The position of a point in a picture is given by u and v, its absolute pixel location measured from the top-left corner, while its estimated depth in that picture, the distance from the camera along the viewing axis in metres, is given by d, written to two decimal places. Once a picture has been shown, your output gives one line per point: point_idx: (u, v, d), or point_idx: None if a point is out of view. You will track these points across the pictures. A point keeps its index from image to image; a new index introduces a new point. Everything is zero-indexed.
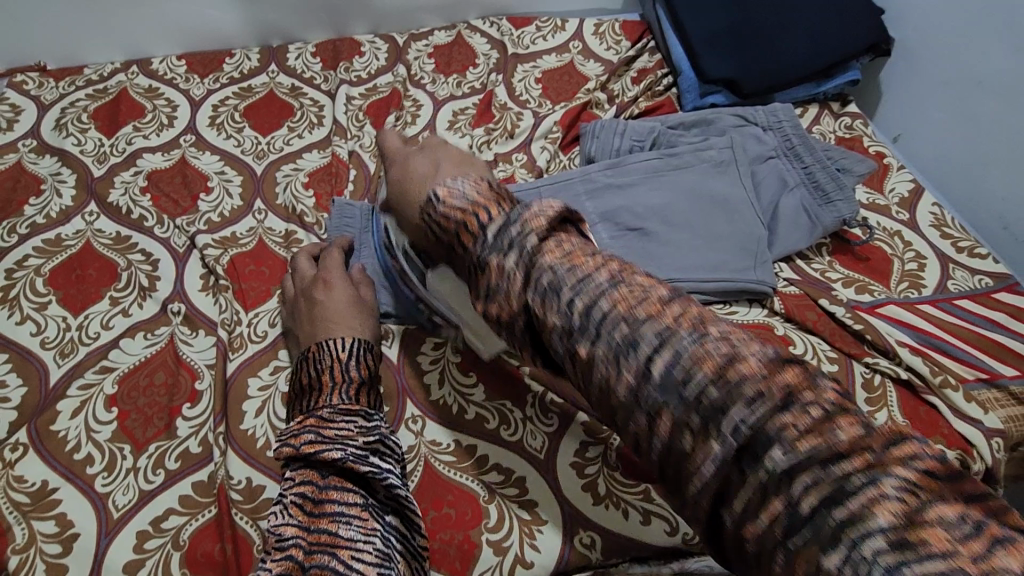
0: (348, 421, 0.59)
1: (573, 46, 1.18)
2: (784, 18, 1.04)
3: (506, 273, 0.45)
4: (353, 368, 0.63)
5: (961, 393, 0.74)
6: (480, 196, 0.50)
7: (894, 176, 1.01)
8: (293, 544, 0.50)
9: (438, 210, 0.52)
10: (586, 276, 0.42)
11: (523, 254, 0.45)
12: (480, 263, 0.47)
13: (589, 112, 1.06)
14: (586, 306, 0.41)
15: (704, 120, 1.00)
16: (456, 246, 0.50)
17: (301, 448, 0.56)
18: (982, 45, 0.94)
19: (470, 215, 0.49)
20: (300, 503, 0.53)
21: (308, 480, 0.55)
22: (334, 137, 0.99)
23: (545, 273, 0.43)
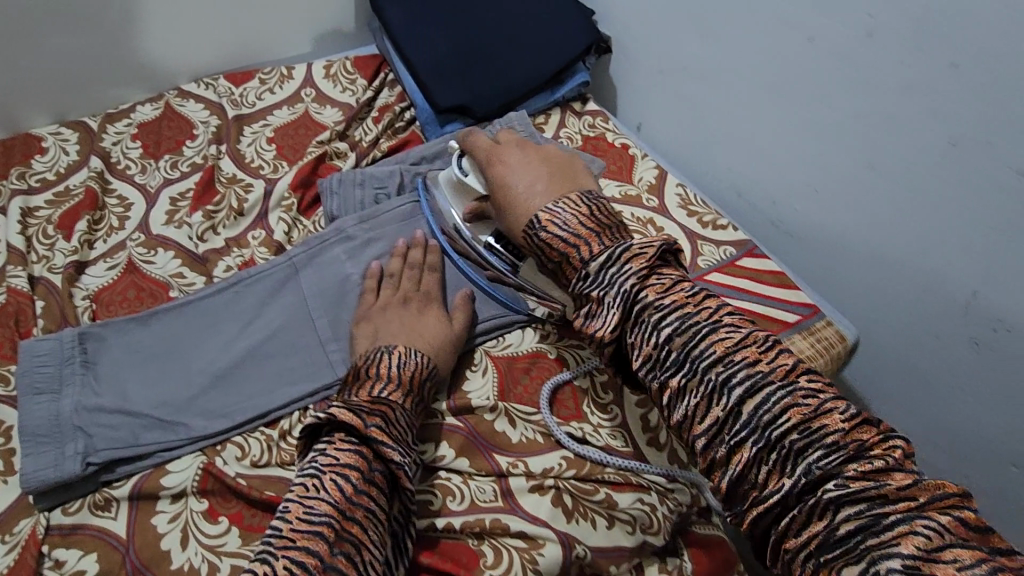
0: (407, 432, 0.62)
1: (305, 94, 1.10)
2: (501, 36, 1.04)
3: (607, 306, 0.55)
4: (423, 388, 0.68)
5: None
6: (582, 230, 0.59)
7: (640, 165, 1.04)
8: (323, 524, 0.51)
9: (541, 236, 0.61)
10: (678, 310, 0.53)
11: (624, 293, 0.55)
12: (581, 294, 0.58)
13: (329, 164, 0.97)
14: (657, 321, 0.53)
15: (446, 148, 0.97)
16: (560, 274, 0.61)
17: (370, 427, 0.58)
18: (673, 30, 1.00)
19: (573, 250, 0.59)
20: (345, 484, 0.54)
21: (352, 461, 0.56)
22: (9, 266, 0.81)
23: (642, 334, 0.54)
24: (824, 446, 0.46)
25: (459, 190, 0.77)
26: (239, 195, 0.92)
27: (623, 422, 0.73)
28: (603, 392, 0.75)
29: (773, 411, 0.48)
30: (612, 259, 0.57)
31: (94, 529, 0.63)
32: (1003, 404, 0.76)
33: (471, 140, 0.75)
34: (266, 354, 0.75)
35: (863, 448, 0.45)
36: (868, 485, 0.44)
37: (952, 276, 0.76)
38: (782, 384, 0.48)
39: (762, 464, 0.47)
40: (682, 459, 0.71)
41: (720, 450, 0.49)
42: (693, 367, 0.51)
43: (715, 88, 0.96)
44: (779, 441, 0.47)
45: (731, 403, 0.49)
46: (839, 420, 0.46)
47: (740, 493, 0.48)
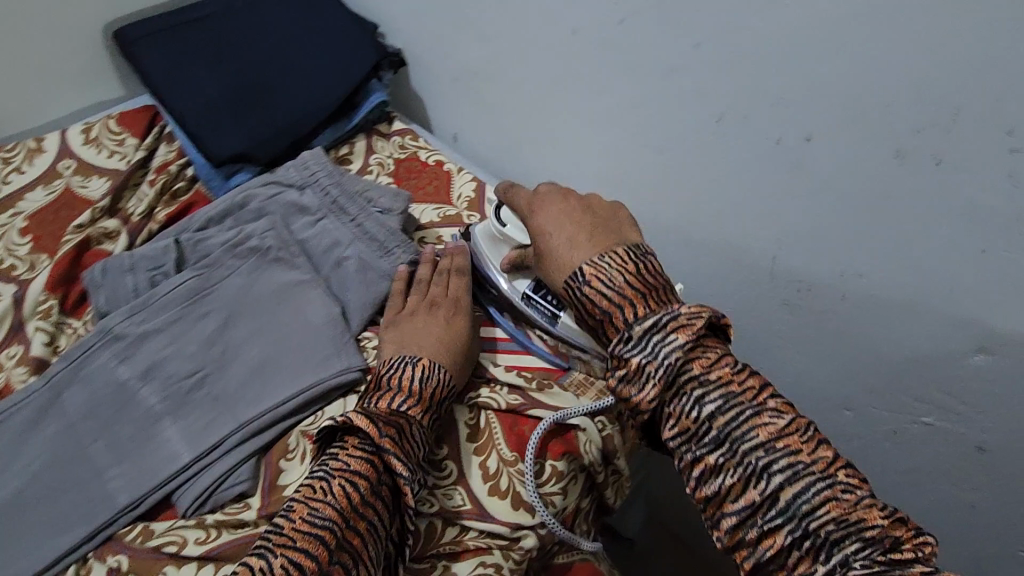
0: (420, 448, 0.62)
1: (63, 168, 0.94)
2: (278, 70, 0.95)
3: (644, 373, 0.53)
4: (441, 404, 0.68)
5: (555, 394, 0.74)
6: (628, 289, 0.57)
7: (458, 180, 0.98)
8: (326, 530, 0.52)
9: (586, 290, 0.59)
10: (727, 389, 0.52)
11: (666, 364, 0.53)
12: (620, 357, 0.55)
13: (96, 248, 0.84)
14: (700, 395, 0.52)
15: (234, 205, 0.86)
16: (602, 333, 0.58)
17: (382, 440, 0.58)
18: (458, 37, 0.94)
19: (618, 311, 0.56)
20: (353, 492, 0.55)
21: (362, 469, 0.57)
22: None
23: (677, 410, 0.53)
24: (860, 539, 0.46)
25: (495, 248, 0.77)
26: None
27: (460, 475, 0.68)
28: (437, 446, 0.69)
29: (810, 501, 0.47)
30: (658, 325, 0.54)
31: None
32: (821, 357, 0.79)
33: (511, 193, 0.73)
34: (28, 501, 0.63)
35: (897, 542, 0.46)
36: (895, 568, 0.44)
37: (752, 247, 0.77)
38: (820, 475, 0.48)
39: (792, 549, 0.47)
40: (525, 501, 0.66)
41: (749, 532, 0.49)
42: (732, 447, 0.50)
43: (513, 90, 0.92)
44: (813, 529, 0.47)
45: (768, 488, 0.48)
46: (875, 516, 0.46)
47: (765, 572, 0.48)
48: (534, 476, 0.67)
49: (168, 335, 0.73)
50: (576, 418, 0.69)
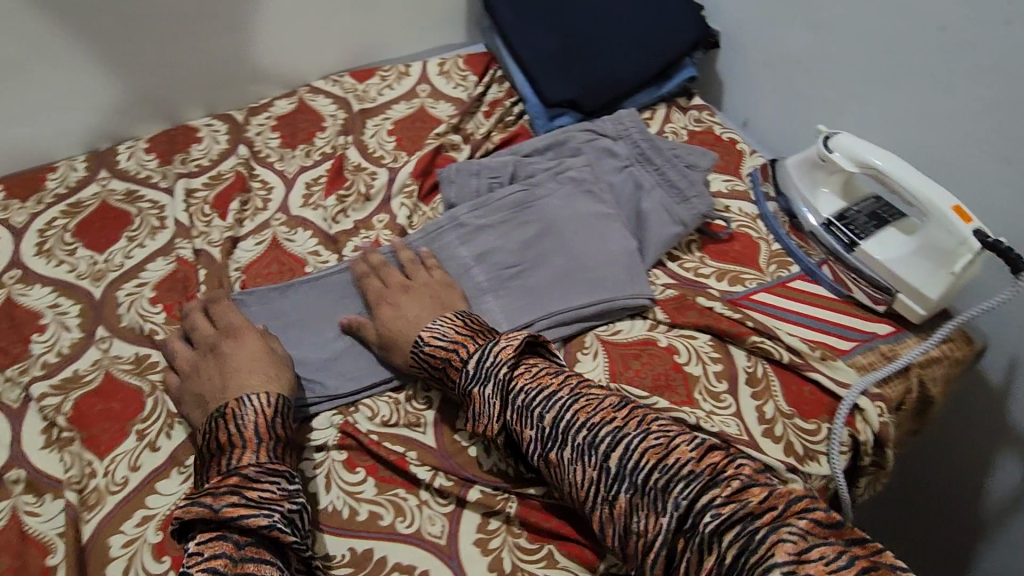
0: (271, 482, 0.60)
1: (421, 90, 1.16)
2: (608, 33, 1.06)
3: (488, 400, 0.65)
4: (276, 429, 0.65)
5: (839, 366, 0.75)
6: (465, 335, 0.70)
7: (749, 160, 1.03)
8: None
9: (425, 350, 0.70)
10: (552, 394, 0.63)
11: (499, 383, 0.65)
12: (465, 392, 0.67)
13: (445, 154, 1.04)
14: (526, 403, 0.63)
15: (557, 142, 0.99)
16: (446, 378, 0.69)
17: (221, 509, 0.55)
18: (789, 26, 0.98)
19: (454, 352, 0.68)
20: (218, 568, 0.52)
21: (218, 546, 0.54)
22: (177, 239, 0.93)
23: (519, 397, 0.64)
24: (683, 479, 0.56)
25: (810, 173, 0.88)
26: (365, 181, 1.00)
27: (738, 411, 0.73)
28: (719, 380, 0.75)
29: (634, 458, 0.58)
30: (486, 356, 0.67)
31: None
32: None
33: (840, 135, 0.82)
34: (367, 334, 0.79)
35: (719, 473, 0.56)
36: (736, 507, 0.53)
37: None
38: (639, 434, 0.60)
39: (638, 510, 0.57)
40: (798, 451, 0.70)
41: (636, 519, 0.57)
42: (564, 439, 0.61)
43: (836, 81, 0.94)
44: (644, 483, 0.57)
45: (598, 460, 0.59)
46: (687, 454, 0.58)
47: (630, 544, 0.57)
48: (808, 432, 0.72)
49: (500, 229, 0.88)
50: (854, 398, 0.72)
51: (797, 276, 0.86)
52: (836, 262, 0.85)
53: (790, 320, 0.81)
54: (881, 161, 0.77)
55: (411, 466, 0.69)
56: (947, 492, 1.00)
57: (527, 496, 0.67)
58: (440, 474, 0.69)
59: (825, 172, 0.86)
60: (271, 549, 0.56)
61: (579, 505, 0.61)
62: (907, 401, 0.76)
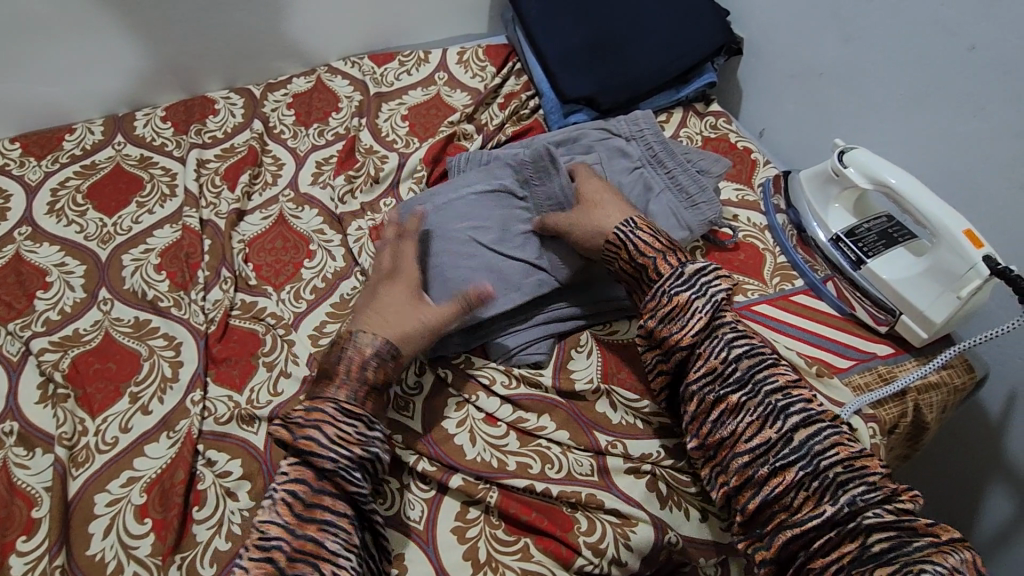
0: (350, 424, 0.60)
1: (438, 78, 1.16)
2: (631, 31, 1.05)
3: (693, 314, 0.65)
4: (372, 373, 0.63)
5: (835, 384, 0.74)
6: (662, 247, 0.69)
7: (762, 170, 1.01)
8: (277, 546, 0.55)
9: (632, 238, 0.70)
10: (758, 349, 0.64)
11: (713, 304, 0.65)
12: (658, 301, 0.66)
13: (457, 143, 1.03)
14: (729, 342, 0.64)
15: (570, 138, 0.99)
16: (644, 281, 0.69)
17: (298, 439, 0.58)
18: (813, 37, 0.97)
19: (657, 262, 0.68)
20: (292, 502, 0.57)
21: (300, 474, 0.58)
22: (185, 207, 0.94)
23: (724, 334, 0.64)
24: (865, 483, 0.56)
25: (823, 187, 0.86)
26: (376, 164, 1.01)
27: None
28: None
29: (823, 443, 0.58)
30: (685, 273, 0.67)
31: (236, 438, 0.71)
32: None
33: (856, 149, 0.81)
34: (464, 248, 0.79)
35: (893, 492, 0.56)
36: (898, 519, 0.54)
37: None
38: (831, 423, 0.60)
39: (802, 488, 0.57)
40: None
41: (765, 471, 0.59)
42: (755, 390, 0.62)
43: (857, 95, 0.93)
44: (821, 466, 0.57)
45: (784, 427, 0.59)
46: (876, 461, 0.58)
47: (770, 512, 0.59)
48: None
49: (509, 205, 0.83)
50: (848, 417, 0.71)
51: (800, 290, 0.85)
52: (842, 279, 0.84)
53: (789, 334, 0.80)
54: (897, 179, 0.76)
55: (397, 447, 0.69)
56: (937, 522, 0.99)
57: (509, 488, 0.67)
58: (424, 459, 0.69)
59: (839, 186, 0.84)
60: (348, 502, 0.59)
61: (726, 454, 0.62)
62: (902, 425, 0.75)
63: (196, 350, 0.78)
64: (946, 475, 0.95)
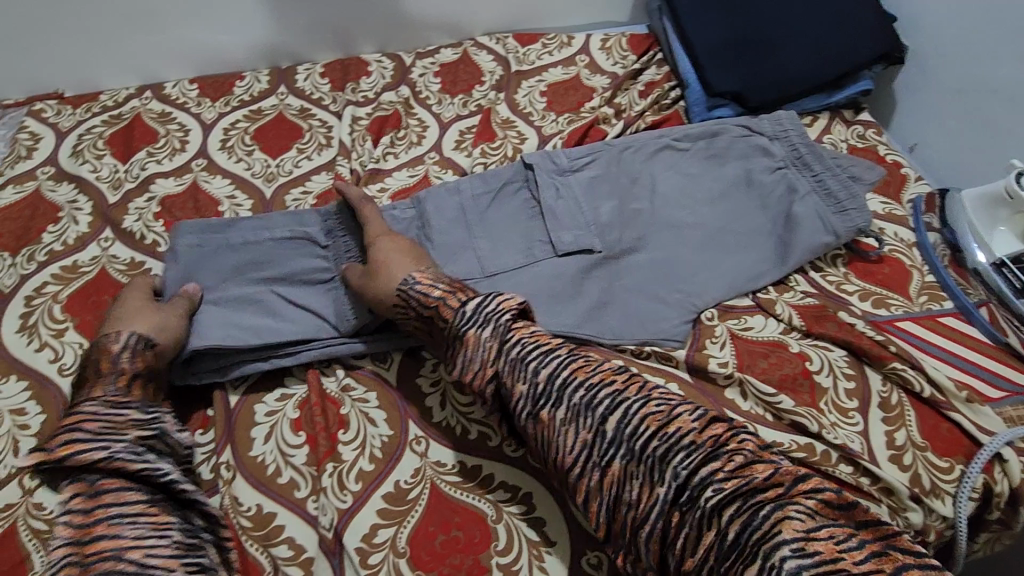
0: (115, 415, 0.62)
1: (581, 60, 1.18)
2: (788, 31, 1.03)
3: (482, 342, 0.64)
4: (141, 370, 0.66)
5: (983, 410, 0.71)
6: (454, 285, 0.70)
7: (912, 185, 0.97)
8: (66, 562, 0.52)
9: (416, 288, 0.70)
10: (549, 351, 0.63)
11: (498, 328, 0.64)
12: (459, 333, 0.65)
13: (598, 127, 1.04)
14: (522, 356, 0.63)
15: (711, 132, 0.97)
16: (436, 319, 0.68)
17: (52, 450, 0.58)
18: (991, 54, 0.92)
19: (446, 297, 0.68)
20: (67, 520, 0.54)
21: (80, 487, 0.57)
22: (340, 158, 1.01)
23: (499, 348, 0.63)
24: (686, 450, 0.55)
25: (990, 209, 0.83)
26: (514, 142, 1.02)
27: (864, 431, 0.71)
28: (849, 398, 0.73)
29: (632, 424, 0.58)
30: (484, 302, 0.66)
31: (370, 371, 0.76)
32: None
33: None
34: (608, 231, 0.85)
35: (719, 446, 0.54)
36: (741, 482, 0.51)
37: None
38: (640, 402, 0.59)
39: (634, 480, 0.56)
40: (924, 485, 0.68)
41: (631, 492, 0.56)
42: (559, 395, 0.61)
43: None
44: (642, 450, 0.56)
45: (595, 423, 0.59)
46: (688, 429, 0.56)
47: (620, 518, 0.57)
48: (942, 470, 0.68)
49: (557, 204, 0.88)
50: (998, 447, 0.68)
51: (948, 313, 0.82)
52: (998, 305, 0.80)
53: (933, 355, 0.77)
54: None
55: None
56: None
57: None
58: None
59: (1010, 210, 0.81)
60: (145, 489, 0.59)
61: (564, 473, 0.60)
62: None
63: None
64: None
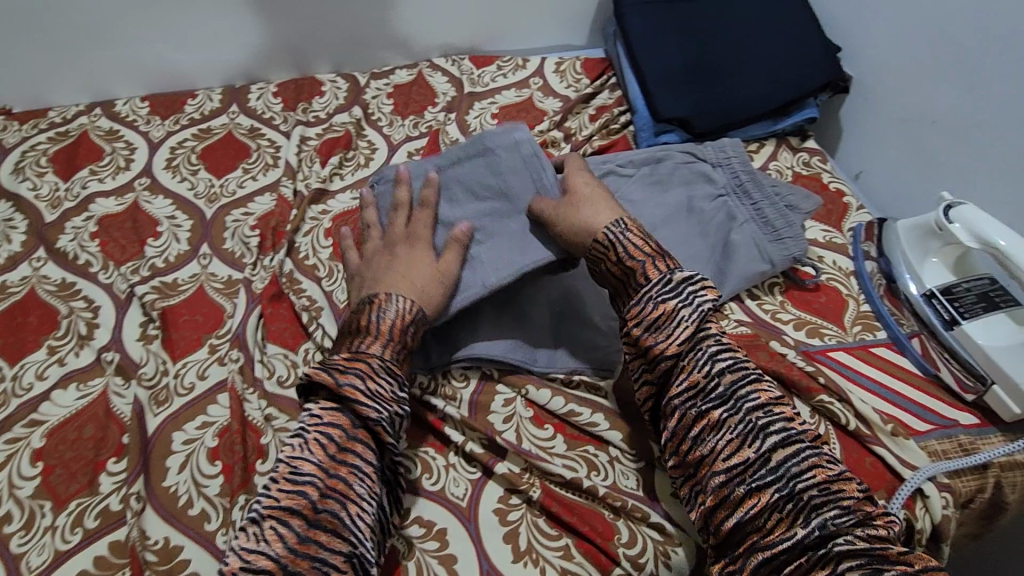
0: (388, 380, 0.63)
1: (533, 83, 1.18)
2: (735, 59, 1.04)
3: (676, 322, 0.63)
4: (408, 335, 0.67)
5: (908, 443, 0.71)
6: (639, 250, 0.67)
7: (854, 214, 0.97)
8: (309, 482, 0.57)
9: (615, 239, 0.68)
10: (743, 365, 0.62)
11: (698, 311, 0.63)
12: (650, 300, 0.64)
13: (545, 151, 1.04)
14: (714, 357, 0.62)
15: (653, 158, 0.97)
16: (619, 278, 0.68)
17: (343, 385, 0.61)
18: (928, 86, 0.93)
19: (649, 264, 0.66)
20: (328, 443, 0.59)
21: (336, 420, 0.60)
22: (283, 179, 1.00)
23: (719, 346, 0.63)
24: (840, 509, 0.54)
25: (922, 241, 0.84)
26: None
27: None
28: None
29: (801, 466, 0.56)
30: (689, 281, 0.65)
31: (290, 399, 0.75)
32: None
33: (965, 214, 0.76)
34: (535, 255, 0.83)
35: (869, 518, 0.55)
36: (872, 547, 0.52)
37: None
38: (811, 445, 0.58)
39: (776, 511, 0.56)
40: None
41: (764, 520, 0.56)
42: (736, 405, 0.60)
43: (971, 150, 0.88)
44: (799, 493, 0.55)
45: (763, 447, 0.57)
46: (854, 491, 0.56)
47: (743, 535, 0.57)
48: None
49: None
50: (919, 482, 0.68)
51: (882, 342, 0.82)
52: (928, 337, 0.80)
53: (864, 387, 0.77)
54: (1007, 243, 0.72)
55: (445, 429, 0.72)
56: None
57: (554, 488, 0.67)
58: (472, 443, 0.71)
59: (940, 242, 0.82)
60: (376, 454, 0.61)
61: (704, 471, 0.60)
62: (978, 500, 0.70)
63: (249, 316, 0.82)
64: (1012, 562, 0.89)
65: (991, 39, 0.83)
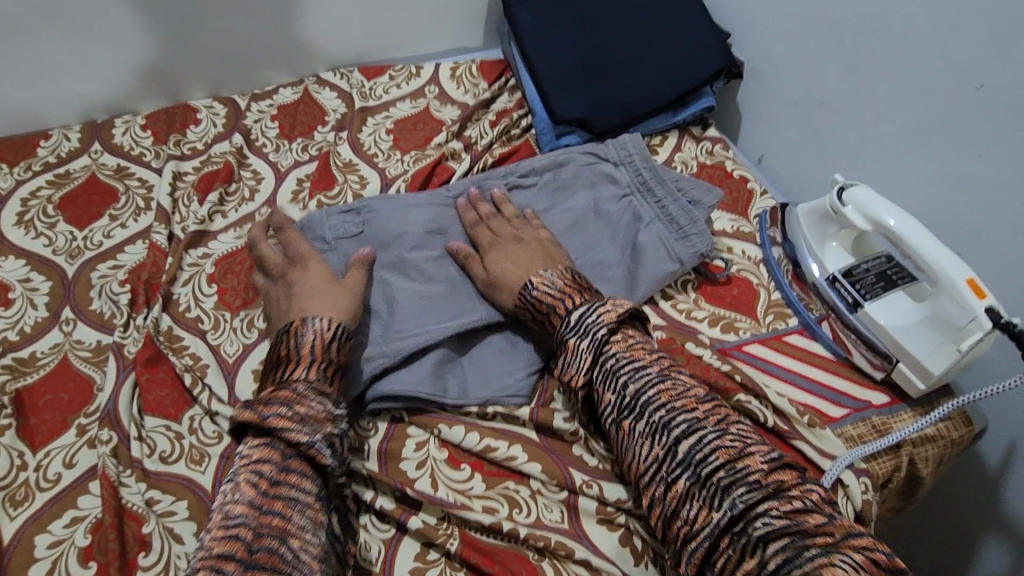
0: (321, 400, 0.60)
1: (429, 91, 1.12)
2: (630, 53, 1.02)
3: (579, 353, 0.64)
4: (331, 352, 0.64)
5: (824, 434, 0.71)
6: (568, 288, 0.69)
7: (758, 201, 0.97)
8: (240, 523, 0.51)
9: (533, 294, 0.70)
10: (641, 368, 0.62)
11: (595, 341, 0.64)
12: (561, 341, 0.66)
13: (445, 164, 0.98)
14: (614, 368, 0.62)
15: (555, 163, 0.93)
16: (547, 325, 0.69)
17: (268, 418, 0.56)
18: (815, 68, 0.94)
19: (561, 301, 0.68)
20: (257, 480, 0.54)
21: (266, 455, 0.56)
22: (156, 223, 0.90)
23: (610, 359, 0.62)
24: (747, 485, 0.53)
25: (820, 225, 0.83)
26: (353, 187, 0.95)
27: None
28: None
29: (703, 451, 0.56)
30: (590, 313, 0.66)
31: (176, 476, 0.67)
32: None
33: (859, 193, 0.76)
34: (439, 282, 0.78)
35: (782, 490, 0.53)
36: (789, 523, 0.51)
37: None
38: (717, 430, 0.57)
39: (692, 500, 0.54)
40: None
41: (685, 511, 0.55)
42: (640, 411, 0.60)
43: (859, 129, 0.89)
44: (707, 476, 0.54)
45: (670, 442, 0.57)
46: (757, 463, 0.54)
47: (672, 529, 0.55)
48: None
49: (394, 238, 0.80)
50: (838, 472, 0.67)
51: (794, 330, 0.82)
52: (837, 320, 0.81)
53: (779, 377, 0.77)
54: (896, 221, 0.73)
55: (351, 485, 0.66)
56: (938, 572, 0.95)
57: (473, 536, 0.63)
58: (382, 498, 0.65)
59: (837, 225, 0.82)
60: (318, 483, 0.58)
61: (634, 478, 0.60)
62: (895, 479, 0.71)
63: (122, 385, 0.73)
64: (934, 519, 0.93)
65: (869, 18, 0.84)
